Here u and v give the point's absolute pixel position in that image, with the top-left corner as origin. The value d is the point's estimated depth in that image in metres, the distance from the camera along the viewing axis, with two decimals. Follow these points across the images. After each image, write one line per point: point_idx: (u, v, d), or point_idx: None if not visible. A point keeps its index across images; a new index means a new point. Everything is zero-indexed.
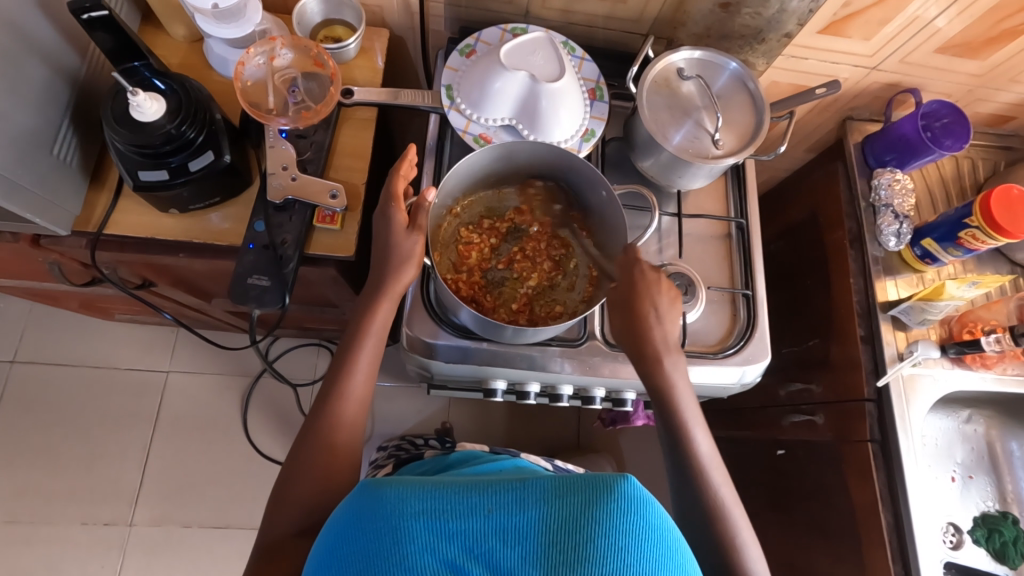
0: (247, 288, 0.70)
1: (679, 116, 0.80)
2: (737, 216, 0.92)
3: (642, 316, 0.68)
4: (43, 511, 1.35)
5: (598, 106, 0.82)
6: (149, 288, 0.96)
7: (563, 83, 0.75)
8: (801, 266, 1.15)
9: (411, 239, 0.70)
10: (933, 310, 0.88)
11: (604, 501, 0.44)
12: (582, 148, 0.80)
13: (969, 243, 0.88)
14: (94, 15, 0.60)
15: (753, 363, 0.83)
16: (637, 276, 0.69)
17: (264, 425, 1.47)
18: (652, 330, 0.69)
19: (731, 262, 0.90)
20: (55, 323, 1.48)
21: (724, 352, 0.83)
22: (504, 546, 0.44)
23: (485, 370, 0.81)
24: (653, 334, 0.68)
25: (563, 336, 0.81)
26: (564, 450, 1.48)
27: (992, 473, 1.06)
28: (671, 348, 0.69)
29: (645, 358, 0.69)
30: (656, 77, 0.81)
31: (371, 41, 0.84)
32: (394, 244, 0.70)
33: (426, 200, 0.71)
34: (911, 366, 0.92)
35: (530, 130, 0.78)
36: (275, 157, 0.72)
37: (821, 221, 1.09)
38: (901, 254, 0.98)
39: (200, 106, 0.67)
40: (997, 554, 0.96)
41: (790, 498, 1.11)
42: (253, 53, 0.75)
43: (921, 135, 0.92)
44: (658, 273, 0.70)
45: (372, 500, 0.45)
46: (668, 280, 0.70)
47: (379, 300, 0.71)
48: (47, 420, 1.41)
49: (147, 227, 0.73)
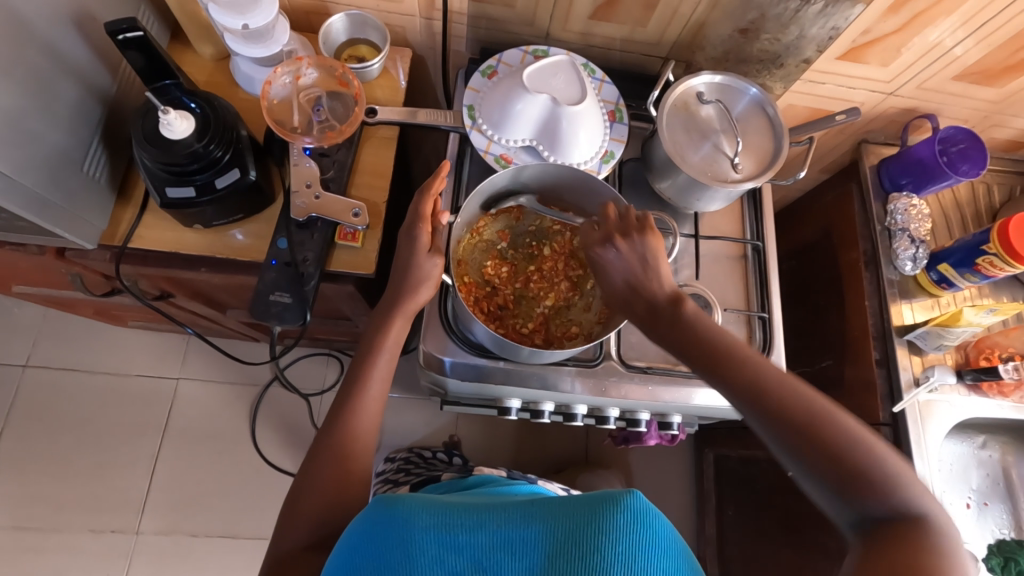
0: (269, 304, 0.71)
1: (698, 139, 0.80)
2: (753, 237, 0.92)
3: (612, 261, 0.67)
4: (51, 517, 1.35)
5: (617, 128, 0.83)
6: (167, 299, 0.97)
7: (584, 106, 0.76)
8: (815, 287, 1.15)
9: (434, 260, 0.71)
10: (950, 336, 0.88)
11: (608, 515, 0.44)
12: (601, 170, 0.81)
13: (986, 270, 0.88)
14: (129, 37, 0.61)
15: None
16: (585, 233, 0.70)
17: (273, 435, 1.47)
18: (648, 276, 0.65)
19: (746, 284, 0.90)
20: (68, 329, 1.49)
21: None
22: (511, 559, 0.44)
23: (500, 388, 0.81)
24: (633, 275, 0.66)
25: (579, 356, 0.81)
26: (573, 466, 1.48)
27: (1008, 500, 1.05)
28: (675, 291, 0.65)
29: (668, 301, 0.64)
30: (675, 101, 0.81)
31: (393, 60, 0.85)
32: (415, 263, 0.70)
33: (443, 223, 0.73)
34: (926, 392, 0.91)
35: (550, 151, 0.78)
36: (299, 175, 0.73)
37: (835, 243, 1.10)
38: (916, 278, 0.98)
39: (228, 125, 0.68)
40: None
41: (802, 520, 1.10)
42: (279, 72, 0.76)
43: (938, 160, 0.93)
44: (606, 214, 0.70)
45: (383, 513, 0.47)
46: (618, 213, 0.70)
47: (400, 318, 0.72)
48: (58, 426, 1.42)
49: (171, 242, 0.73)
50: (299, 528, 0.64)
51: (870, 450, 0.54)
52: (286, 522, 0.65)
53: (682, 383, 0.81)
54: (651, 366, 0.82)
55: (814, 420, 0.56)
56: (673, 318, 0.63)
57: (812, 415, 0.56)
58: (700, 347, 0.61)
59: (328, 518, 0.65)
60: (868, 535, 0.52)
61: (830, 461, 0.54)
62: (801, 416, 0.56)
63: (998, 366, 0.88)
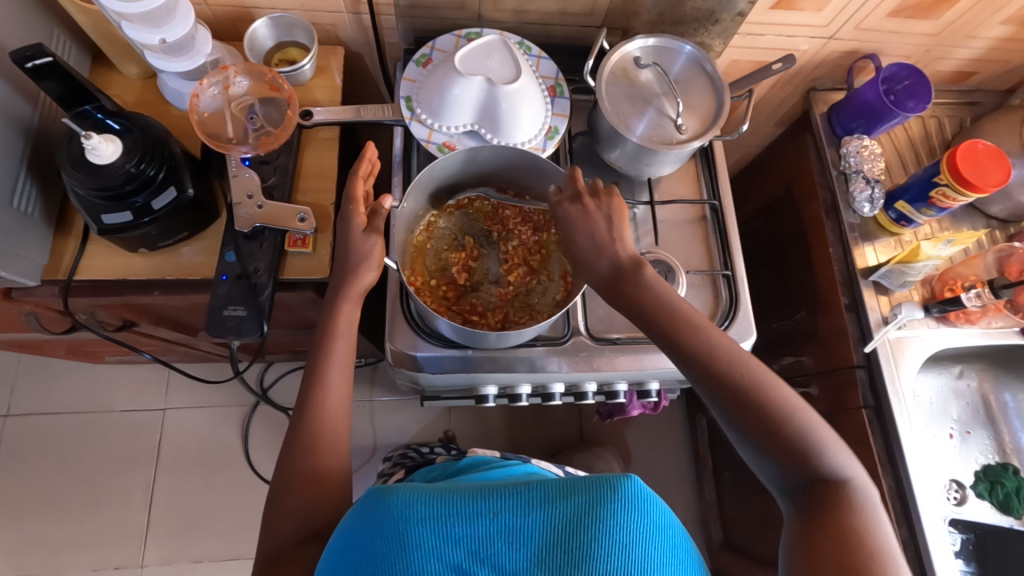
0: (223, 319, 0.69)
1: (640, 104, 0.80)
2: (710, 197, 0.92)
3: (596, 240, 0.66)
4: (52, 561, 1.34)
5: (559, 103, 0.82)
6: (132, 328, 0.96)
7: (520, 83, 0.75)
8: (781, 240, 1.16)
9: (374, 243, 0.70)
10: (912, 272, 0.89)
11: (608, 503, 0.45)
12: (547, 146, 0.80)
13: (941, 202, 0.88)
14: (38, 63, 0.60)
15: (739, 342, 0.83)
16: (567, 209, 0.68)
17: (267, 452, 1.46)
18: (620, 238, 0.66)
19: (708, 244, 0.90)
20: (46, 372, 1.47)
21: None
22: (510, 548, 0.45)
23: (477, 377, 0.81)
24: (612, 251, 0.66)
25: (547, 334, 0.81)
26: (569, 446, 1.49)
27: (989, 426, 1.07)
28: (635, 264, 0.65)
29: (613, 284, 0.65)
30: (613, 69, 0.81)
31: (327, 59, 0.84)
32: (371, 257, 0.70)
33: (382, 205, 0.72)
34: (896, 330, 0.92)
35: (493, 133, 0.78)
36: (239, 186, 0.72)
37: (797, 194, 1.10)
38: (876, 219, 0.98)
39: (158, 143, 0.67)
40: (1000, 505, 0.99)
41: None
42: (206, 84, 0.74)
43: (885, 100, 0.93)
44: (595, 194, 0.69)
45: (377, 507, 0.46)
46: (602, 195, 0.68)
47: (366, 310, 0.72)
48: (48, 470, 1.40)
49: (118, 269, 0.72)
50: (281, 541, 0.63)
51: (828, 434, 0.59)
52: (271, 528, 0.64)
53: (655, 351, 0.81)
54: (620, 336, 0.82)
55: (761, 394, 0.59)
56: (642, 293, 0.63)
57: (770, 402, 0.59)
58: (665, 317, 0.62)
59: (310, 524, 0.64)
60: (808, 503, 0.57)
61: (766, 430, 0.58)
62: (770, 404, 0.58)
63: (961, 296, 0.88)
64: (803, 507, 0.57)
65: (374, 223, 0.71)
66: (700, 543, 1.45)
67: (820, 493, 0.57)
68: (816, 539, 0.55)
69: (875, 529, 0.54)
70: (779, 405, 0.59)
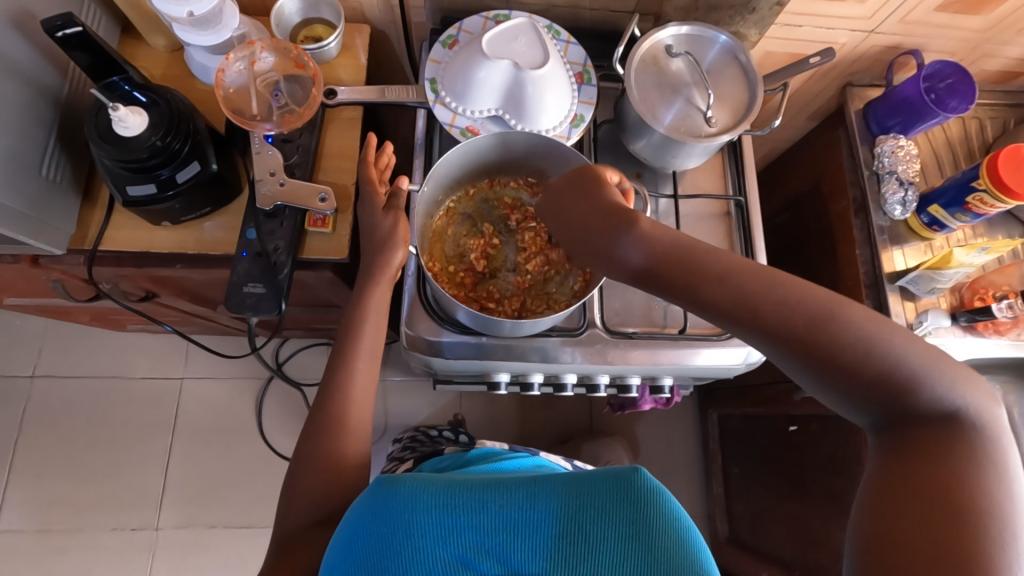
0: (243, 296, 0.70)
1: (669, 94, 0.78)
2: (736, 192, 0.90)
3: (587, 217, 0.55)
4: (73, 519, 1.39)
5: (586, 91, 0.80)
6: (154, 299, 0.98)
7: (548, 68, 0.73)
8: (807, 239, 1.14)
9: (392, 220, 0.71)
10: (942, 279, 0.86)
11: (612, 500, 0.47)
12: (571, 135, 0.78)
13: (977, 208, 0.85)
14: (67, 32, 0.60)
15: None
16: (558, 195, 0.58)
17: (280, 426, 1.49)
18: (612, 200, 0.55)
19: (731, 240, 0.89)
20: (71, 337, 1.50)
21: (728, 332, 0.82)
22: (515, 541, 0.47)
23: (490, 364, 0.81)
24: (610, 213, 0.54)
25: (563, 325, 0.80)
26: (578, 436, 1.49)
27: None
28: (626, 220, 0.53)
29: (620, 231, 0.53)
30: (643, 57, 0.78)
31: (352, 37, 0.83)
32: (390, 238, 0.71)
33: (400, 187, 0.72)
34: (920, 337, 0.90)
35: (517, 119, 0.77)
36: (262, 163, 0.72)
37: (825, 193, 1.07)
38: (907, 222, 0.95)
39: (184, 117, 0.67)
40: None
41: (805, 473, 1.11)
42: (232, 59, 0.74)
43: (925, 98, 0.89)
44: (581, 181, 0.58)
45: (385, 496, 0.48)
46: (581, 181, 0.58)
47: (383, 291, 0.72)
48: (71, 431, 1.45)
49: (142, 241, 0.73)
50: (294, 515, 0.65)
51: (909, 360, 0.48)
52: (285, 504, 0.66)
53: (671, 346, 0.80)
54: (636, 331, 0.82)
55: (825, 330, 0.48)
56: (648, 244, 0.51)
57: (832, 335, 0.48)
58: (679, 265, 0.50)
59: (321, 501, 0.65)
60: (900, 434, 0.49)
61: (838, 366, 0.48)
62: (840, 340, 0.48)
63: (992, 306, 0.85)
64: (891, 443, 0.49)
65: (394, 202, 0.72)
66: (705, 537, 1.45)
67: (911, 426, 0.48)
68: (915, 471, 0.47)
69: (983, 462, 0.45)
70: (847, 337, 0.48)
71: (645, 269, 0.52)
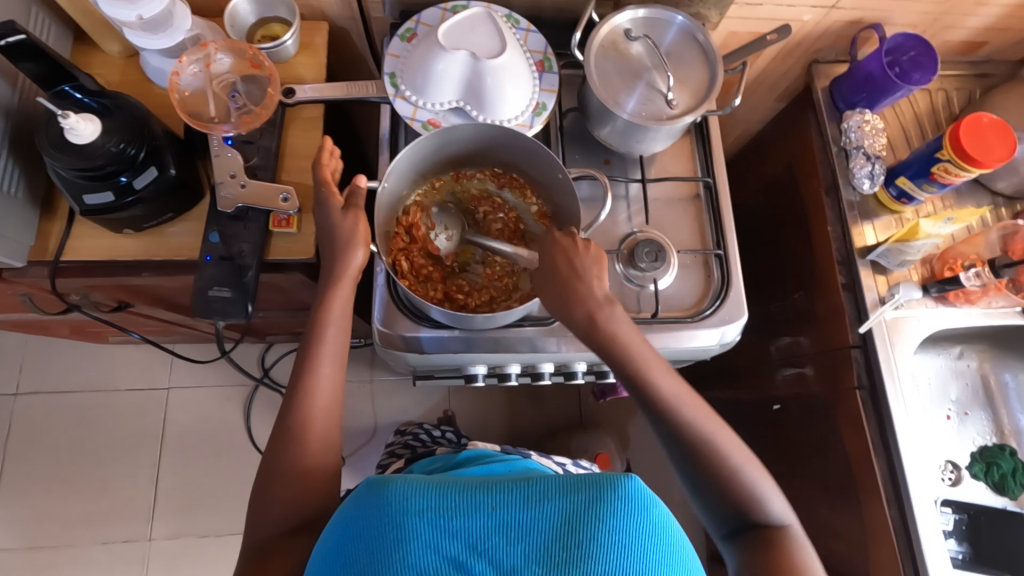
0: (209, 300, 0.69)
1: (631, 79, 0.78)
2: (704, 174, 0.91)
3: (566, 277, 0.66)
4: (65, 534, 1.39)
5: (547, 79, 0.80)
6: (128, 309, 0.97)
7: (506, 57, 0.73)
8: (782, 219, 1.14)
9: (352, 219, 0.70)
10: (911, 251, 0.87)
11: (607, 501, 0.46)
12: (534, 123, 0.78)
13: (943, 178, 0.85)
14: (11, 41, 0.59)
15: (731, 323, 0.82)
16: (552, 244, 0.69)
17: (269, 431, 1.49)
18: (582, 290, 0.66)
19: (701, 223, 0.89)
20: (53, 352, 1.49)
21: (700, 314, 0.83)
22: (509, 543, 0.46)
23: (464, 357, 0.81)
24: (580, 292, 0.66)
25: (536, 315, 0.79)
26: (567, 426, 1.50)
27: (988, 407, 1.05)
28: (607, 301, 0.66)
29: (583, 327, 0.67)
30: (603, 43, 0.78)
31: (311, 36, 0.82)
32: (348, 237, 0.69)
33: (359, 185, 0.70)
34: (893, 310, 0.91)
35: (478, 110, 0.76)
36: (222, 166, 0.71)
37: (797, 172, 1.08)
38: (876, 196, 0.96)
39: (139, 123, 0.66)
40: (995, 487, 0.99)
41: (789, 451, 1.12)
42: (186, 62, 0.73)
43: (888, 72, 0.90)
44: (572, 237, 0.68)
45: (376, 497, 0.47)
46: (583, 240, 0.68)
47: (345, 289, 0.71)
48: (59, 447, 1.44)
49: (105, 250, 0.72)
50: (269, 517, 0.65)
51: (754, 472, 0.69)
52: (260, 507, 0.65)
53: (644, 330, 0.81)
54: None
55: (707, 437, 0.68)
56: (608, 335, 0.66)
57: (709, 445, 0.68)
58: (623, 360, 0.67)
59: (296, 502, 0.65)
60: (745, 536, 0.70)
61: (705, 472, 0.69)
62: (716, 449, 0.68)
63: (960, 275, 0.87)
64: (741, 547, 0.69)
65: (352, 200, 0.70)
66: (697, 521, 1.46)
67: (756, 530, 0.69)
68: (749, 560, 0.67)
69: (797, 553, 0.67)
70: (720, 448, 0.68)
71: (596, 341, 0.67)
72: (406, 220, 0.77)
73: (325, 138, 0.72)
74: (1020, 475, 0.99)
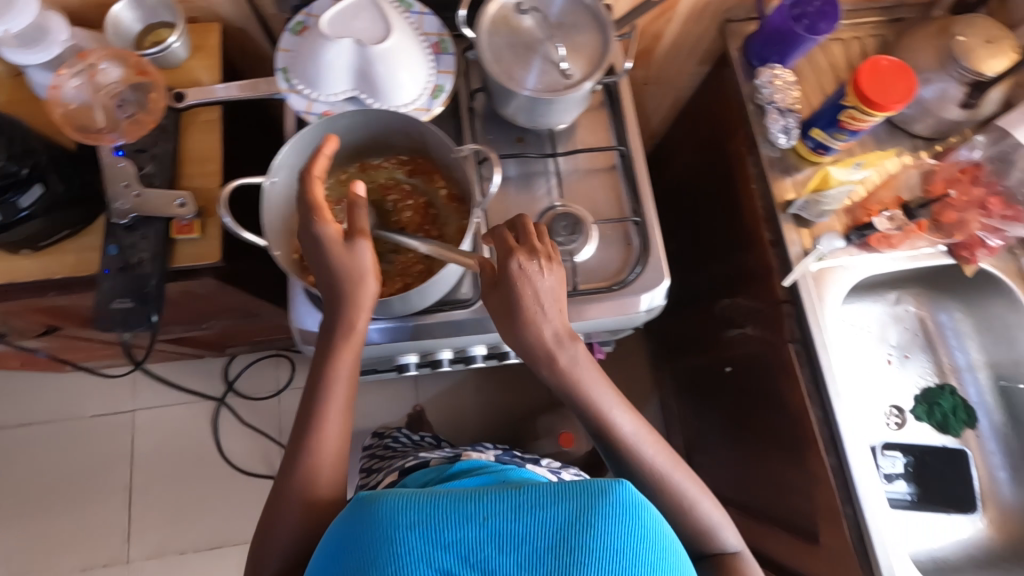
0: (112, 312, 0.69)
1: (525, 54, 0.77)
2: (619, 143, 0.90)
3: (525, 311, 0.64)
4: (41, 566, 1.38)
5: (444, 60, 0.80)
6: (60, 333, 0.96)
7: (392, 41, 0.72)
8: (715, 183, 1.14)
9: (363, 255, 0.65)
10: (827, 201, 0.88)
11: (592, 509, 0.47)
12: (433, 106, 0.78)
13: (851, 125, 0.85)
14: None
15: (652, 289, 0.82)
16: (512, 273, 0.64)
17: (238, 443, 1.48)
18: (542, 330, 0.65)
19: (618, 192, 0.89)
20: (13, 386, 1.48)
21: (622, 283, 0.83)
22: (498, 553, 0.48)
23: (387, 347, 0.81)
24: (535, 330, 0.65)
25: (452, 298, 0.80)
26: (535, 409, 1.51)
27: (930, 349, 1.05)
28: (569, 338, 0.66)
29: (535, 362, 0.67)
30: (494, 19, 0.77)
31: (203, 37, 0.81)
32: (348, 265, 0.65)
33: (358, 195, 0.65)
34: (816, 261, 0.91)
35: (373, 97, 0.76)
36: (114, 176, 0.70)
37: (723, 134, 1.08)
38: (796, 150, 0.96)
39: (16, 140, 0.65)
40: (939, 426, 1.00)
41: (742, 411, 1.13)
42: (67, 75, 0.72)
43: (792, 24, 0.89)
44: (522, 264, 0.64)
45: (368, 510, 0.49)
46: (523, 254, 0.64)
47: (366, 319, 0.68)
48: (27, 480, 1.43)
49: (5, 273, 0.71)
50: None
51: (711, 511, 0.71)
52: None
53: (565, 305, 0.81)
54: None
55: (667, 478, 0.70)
56: (567, 380, 0.67)
57: (666, 484, 0.70)
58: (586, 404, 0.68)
59: None
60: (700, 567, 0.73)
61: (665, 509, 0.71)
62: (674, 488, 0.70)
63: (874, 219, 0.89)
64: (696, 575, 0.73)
65: (355, 226, 0.65)
66: None
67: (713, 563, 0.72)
68: None
69: None
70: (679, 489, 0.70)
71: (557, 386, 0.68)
72: None
73: (325, 140, 0.66)
74: (961, 413, 1.00)
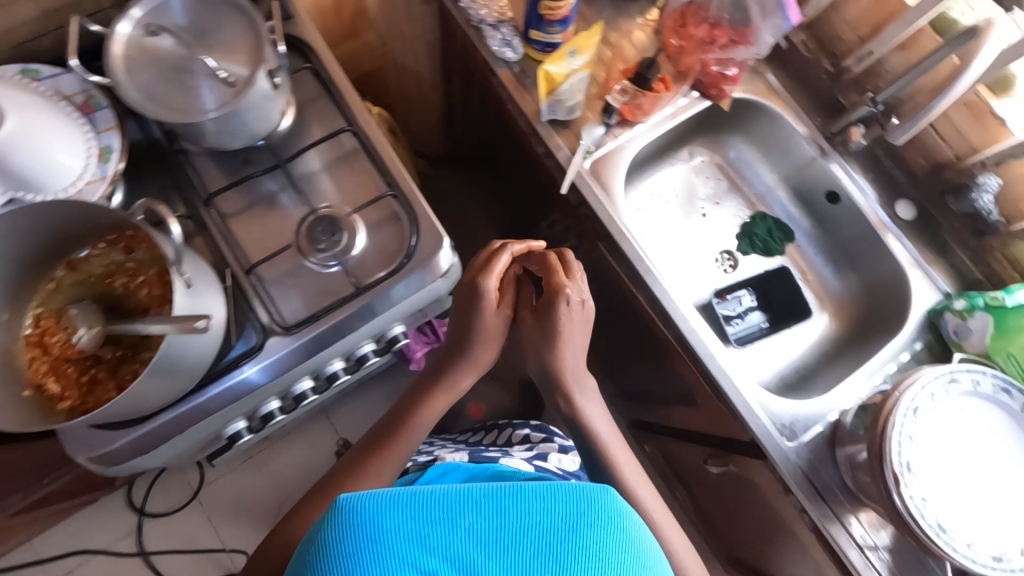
0: None
1: (177, 78, 0.68)
2: (347, 121, 0.82)
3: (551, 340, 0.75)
4: None
5: (99, 117, 0.71)
6: None
7: (15, 120, 0.60)
8: (490, 117, 1.11)
9: (494, 315, 0.75)
10: (565, 97, 0.86)
11: (581, 509, 0.42)
12: (107, 170, 0.69)
13: (556, 15, 0.83)
14: None
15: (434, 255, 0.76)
16: (557, 313, 0.74)
17: None
18: (561, 365, 0.77)
19: (368, 171, 0.81)
20: None
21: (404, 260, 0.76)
22: (485, 561, 0.41)
23: (194, 431, 0.73)
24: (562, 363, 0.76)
25: (238, 353, 0.72)
26: None
27: (736, 188, 1.09)
28: (579, 377, 0.78)
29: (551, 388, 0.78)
30: (126, 54, 0.68)
31: None
32: (478, 303, 0.75)
33: (534, 244, 0.77)
34: (588, 157, 0.91)
35: (33, 190, 0.65)
36: None
37: (471, 68, 1.03)
38: (531, 57, 0.92)
39: None
40: (764, 252, 1.05)
41: (608, 318, 1.15)
42: None
43: None
44: (566, 309, 0.74)
45: (343, 513, 0.42)
46: (565, 275, 0.76)
47: (463, 379, 0.79)
48: None
49: None
50: None
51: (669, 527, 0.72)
52: None
53: (355, 308, 0.74)
54: (316, 312, 0.74)
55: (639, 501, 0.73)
56: (578, 415, 0.78)
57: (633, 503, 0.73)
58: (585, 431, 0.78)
59: None
60: None
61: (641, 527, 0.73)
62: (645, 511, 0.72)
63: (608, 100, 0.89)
64: None
65: (505, 294, 0.77)
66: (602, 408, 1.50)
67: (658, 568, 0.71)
68: None
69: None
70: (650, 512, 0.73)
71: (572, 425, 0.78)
72: (36, 337, 0.63)
73: (559, 252, 0.79)
74: (776, 233, 1.05)
